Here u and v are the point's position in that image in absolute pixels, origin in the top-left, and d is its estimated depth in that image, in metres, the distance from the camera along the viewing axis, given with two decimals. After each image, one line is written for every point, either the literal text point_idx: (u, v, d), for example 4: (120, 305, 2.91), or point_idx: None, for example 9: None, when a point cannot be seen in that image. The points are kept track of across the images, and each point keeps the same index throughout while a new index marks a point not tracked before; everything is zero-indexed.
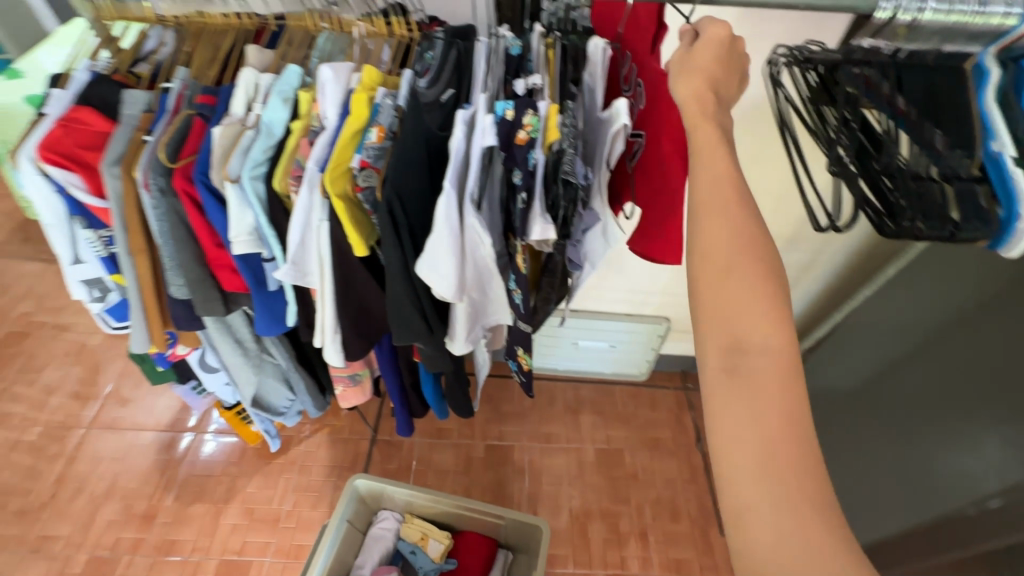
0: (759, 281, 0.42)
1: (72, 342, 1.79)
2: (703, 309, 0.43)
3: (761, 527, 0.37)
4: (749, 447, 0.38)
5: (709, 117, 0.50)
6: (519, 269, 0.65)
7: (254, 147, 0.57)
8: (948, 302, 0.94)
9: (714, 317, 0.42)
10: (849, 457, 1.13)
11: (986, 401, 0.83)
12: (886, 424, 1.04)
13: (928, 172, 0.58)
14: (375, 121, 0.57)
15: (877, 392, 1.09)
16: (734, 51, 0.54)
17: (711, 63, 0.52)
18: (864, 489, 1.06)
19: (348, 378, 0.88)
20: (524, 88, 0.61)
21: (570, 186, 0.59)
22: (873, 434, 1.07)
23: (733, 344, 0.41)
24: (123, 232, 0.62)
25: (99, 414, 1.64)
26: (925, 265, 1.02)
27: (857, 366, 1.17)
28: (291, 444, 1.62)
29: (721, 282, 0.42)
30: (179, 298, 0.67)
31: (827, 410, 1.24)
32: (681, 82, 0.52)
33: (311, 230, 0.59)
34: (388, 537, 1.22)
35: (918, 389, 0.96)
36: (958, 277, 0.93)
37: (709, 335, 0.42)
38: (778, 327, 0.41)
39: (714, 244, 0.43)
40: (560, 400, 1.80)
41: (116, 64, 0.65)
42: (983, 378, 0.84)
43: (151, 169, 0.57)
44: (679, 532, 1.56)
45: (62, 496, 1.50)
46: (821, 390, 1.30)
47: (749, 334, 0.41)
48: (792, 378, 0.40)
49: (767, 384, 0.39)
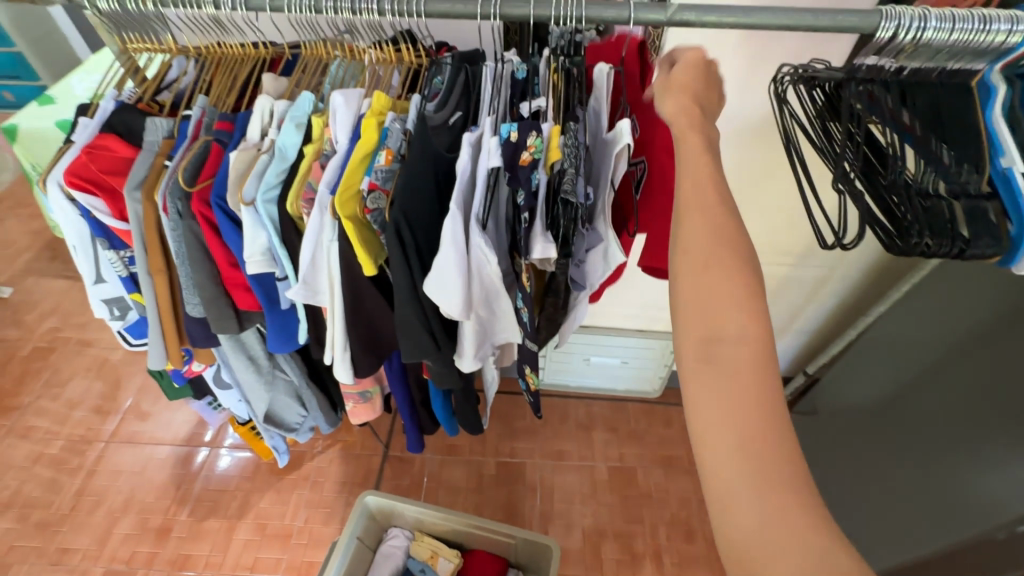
0: (734, 274, 0.43)
1: (95, 357, 1.84)
2: (681, 304, 0.44)
3: (743, 514, 0.37)
4: (727, 435, 0.39)
5: (696, 128, 0.52)
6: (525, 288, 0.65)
7: (268, 171, 0.59)
8: (972, 318, 0.92)
9: (693, 311, 0.43)
10: (868, 478, 1.10)
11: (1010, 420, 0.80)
12: (905, 443, 1.01)
13: (935, 189, 0.57)
14: (384, 145, 0.59)
15: (895, 411, 1.06)
16: (711, 73, 0.56)
17: (691, 82, 0.55)
18: (884, 511, 1.03)
19: (358, 396, 0.89)
20: (529, 110, 0.62)
21: (570, 206, 0.61)
22: (892, 454, 1.04)
23: (708, 335, 0.42)
24: (143, 253, 0.64)
25: (119, 428, 1.68)
26: (941, 279, 1.01)
27: (874, 383, 1.15)
28: (304, 459, 1.63)
29: (699, 277, 0.44)
30: (195, 317, 0.69)
31: (844, 428, 1.21)
32: (664, 100, 0.55)
33: (322, 249, 0.60)
34: (397, 554, 1.21)
35: (938, 408, 0.94)
36: (978, 293, 0.91)
37: (687, 327, 0.43)
38: (750, 314, 0.42)
39: (692, 244, 0.45)
40: (572, 417, 1.78)
41: (140, 93, 0.68)
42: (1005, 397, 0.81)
43: (171, 193, 0.60)
44: (694, 553, 1.53)
45: (81, 509, 1.53)
46: (838, 408, 1.27)
47: (725, 325, 0.42)
48: (767, 366, 0.41)
49: (743, 372, 0.40)
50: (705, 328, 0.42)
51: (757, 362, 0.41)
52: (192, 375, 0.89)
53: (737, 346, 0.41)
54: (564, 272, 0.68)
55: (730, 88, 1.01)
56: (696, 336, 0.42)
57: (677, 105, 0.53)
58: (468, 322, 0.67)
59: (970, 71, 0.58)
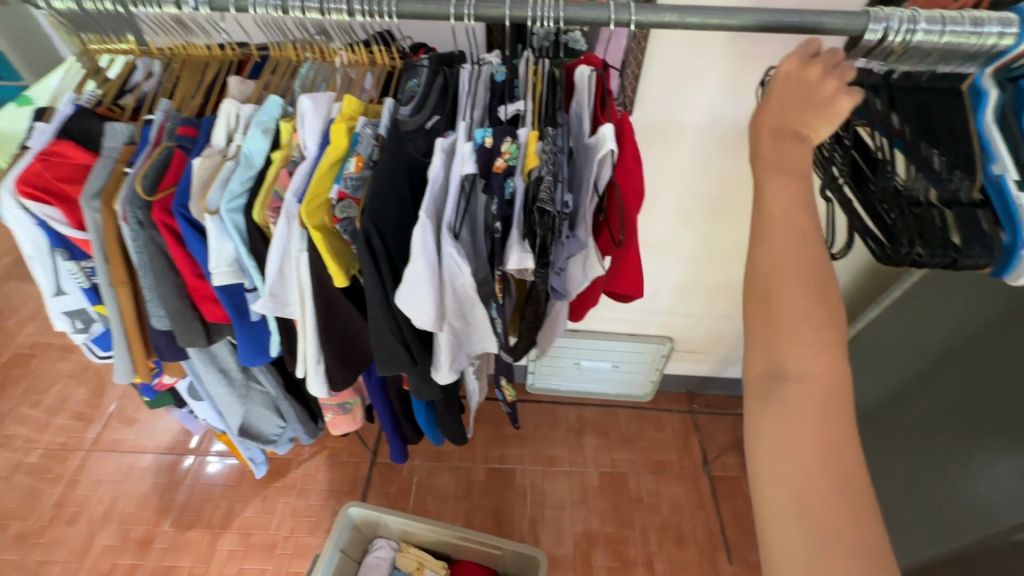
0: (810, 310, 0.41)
1: (78, 363, 1.80)
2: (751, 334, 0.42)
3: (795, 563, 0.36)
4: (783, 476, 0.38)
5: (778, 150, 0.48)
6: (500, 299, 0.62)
7: (232, 178, 0.57)
8: (952, 324, 0.90)
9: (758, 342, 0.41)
10: None
11: (998, 428, 0.79)
12: (896, 450, 1.00)
13: (927, 196, 0.56)
14: (353, 150, 0.56)
15: (885, 416, 1.05)
16: (808, 77, 0.51)
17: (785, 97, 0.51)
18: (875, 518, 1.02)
19: (337, 407, 0.87)
20: (508, 115, 0.60)
21: (547, 215, 0.58)
22: (883, 461, 1.03)
23: (772, 370, 0.40)
24: (103, 264, 0.61)
25: (101, 436, 1.64)
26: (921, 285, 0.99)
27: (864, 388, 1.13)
28: (290, 467, 1.60)
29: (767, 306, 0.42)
30: (160, 329, 0.66)
31: None
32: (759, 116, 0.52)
33: (290, 259, 0.58)
34: (382, 566, 1.19)
35: (929, 414, 0.92)
36: (958, 299, 0.89)
37: (751, 360, 0.42)
38: (824, 356, 0.39)
39: (764, 270, 0.43)
40: (563, 422, 1.76)
41: (100, 96, 0.65)
42: (994, 404, 0.80)
43: (130, 202, 0.57)
44: (686, 560, 1.51)
45: (60, 520, 1.49)
46: None
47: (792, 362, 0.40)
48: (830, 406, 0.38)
49: (805, 414, 0.38)
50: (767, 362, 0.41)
51: (821, 403, 0.38)
52: (164, 387, 0.86)
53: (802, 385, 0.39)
54: (544, 281, 0.65)
55: (716, 89, 0.99)
56: (757, 372, 0.41)
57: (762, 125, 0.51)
58: (443, 333, 0.64)
59: (960, 75, 0.57)
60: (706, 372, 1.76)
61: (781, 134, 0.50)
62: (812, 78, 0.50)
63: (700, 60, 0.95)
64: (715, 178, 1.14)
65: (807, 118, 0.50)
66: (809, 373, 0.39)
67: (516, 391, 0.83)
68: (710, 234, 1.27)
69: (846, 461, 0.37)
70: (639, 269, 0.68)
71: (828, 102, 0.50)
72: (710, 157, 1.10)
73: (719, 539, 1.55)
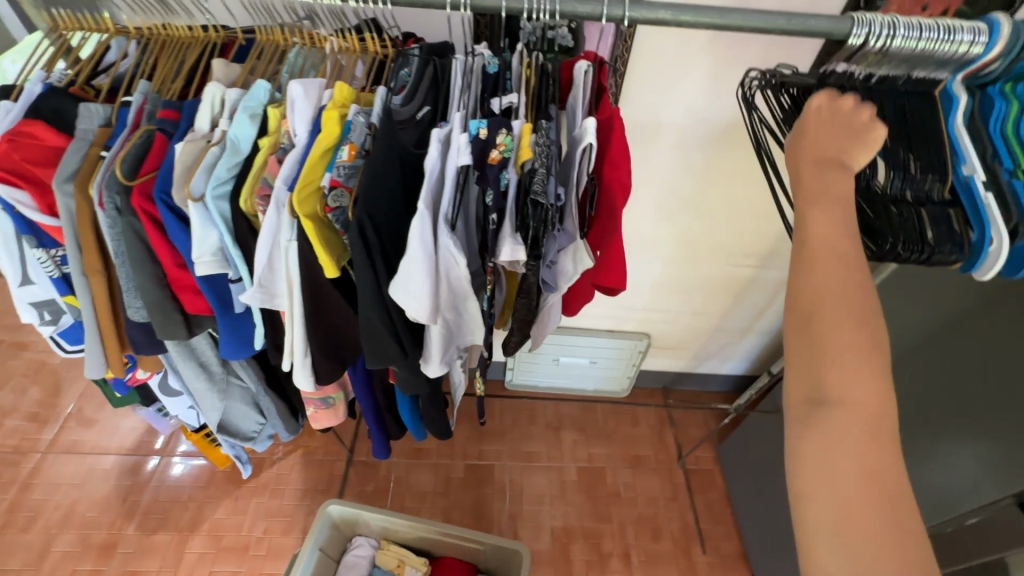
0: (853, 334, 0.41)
1: (31, 361, 1.71)
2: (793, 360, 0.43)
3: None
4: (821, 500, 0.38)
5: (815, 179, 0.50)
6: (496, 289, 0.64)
7: (218, 164, 0.55)
8: (914, 319, 0.95)
9: (800, 367, 0.42)
10: None
11: (959, 418, 0.84)
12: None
13: (904, 196, 0.59)
14: (346, 139, 0.55)
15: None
16: (844, 111, 0.54)
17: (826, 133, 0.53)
18: None
19: (319, 402, 0.85)
20: (500, 107, 0.61)
21: (540, 207, 0.58)
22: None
23: (813, 396, 0.40)
24: (76, 252, 0.58)
25: (58, 437, 1.56)
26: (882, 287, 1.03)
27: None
28: (263, 466, 1.56)
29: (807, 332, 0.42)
30: (137, 322, 0.64)
31: None
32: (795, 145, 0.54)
33: (280, 249, 0.56)
34: (362, 564, 1.17)
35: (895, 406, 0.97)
36: (924, 295, 0.93)
37: (793, 385, 0.42)
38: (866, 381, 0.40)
39: (803, 294, 0.43)
40: (541, 417, 1.77)
41: (72, 76, 0.62)
42: (956, 395, 0.85)
43: (107, 186, 0.54)
44: (662, 551, 1.54)
45: (14, 526, 1.41)
46: None
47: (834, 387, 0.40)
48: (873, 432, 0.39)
49: (846, 438, 0.39)
50: (810, 388, 0.41)
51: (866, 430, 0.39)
52: (136, 383, 0.83)
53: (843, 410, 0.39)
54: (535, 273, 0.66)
55: (698, 91, 1.01)
56: (799, 397, 0.41)
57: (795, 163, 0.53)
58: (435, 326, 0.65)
59: (933, 80, 0.60)
60: (681, 368, 1.80)
61: (824, 164, 0.51)
62: (847, 112, 0.53)
63: (683, 61, 0.97)
64: (696, 177, 1.17)
65: (847, 147, 0.52)
66: (853, 397, 0.39)
67: (485, 384, 0.83)
68: (688, 233, 1.30)
69: (887, 484, 0.38)
70: (626, 265, 0.67)
71: (867, 128, 0.52)
72: (691, 157, 1.13)
73: (694, 530, 1.58)
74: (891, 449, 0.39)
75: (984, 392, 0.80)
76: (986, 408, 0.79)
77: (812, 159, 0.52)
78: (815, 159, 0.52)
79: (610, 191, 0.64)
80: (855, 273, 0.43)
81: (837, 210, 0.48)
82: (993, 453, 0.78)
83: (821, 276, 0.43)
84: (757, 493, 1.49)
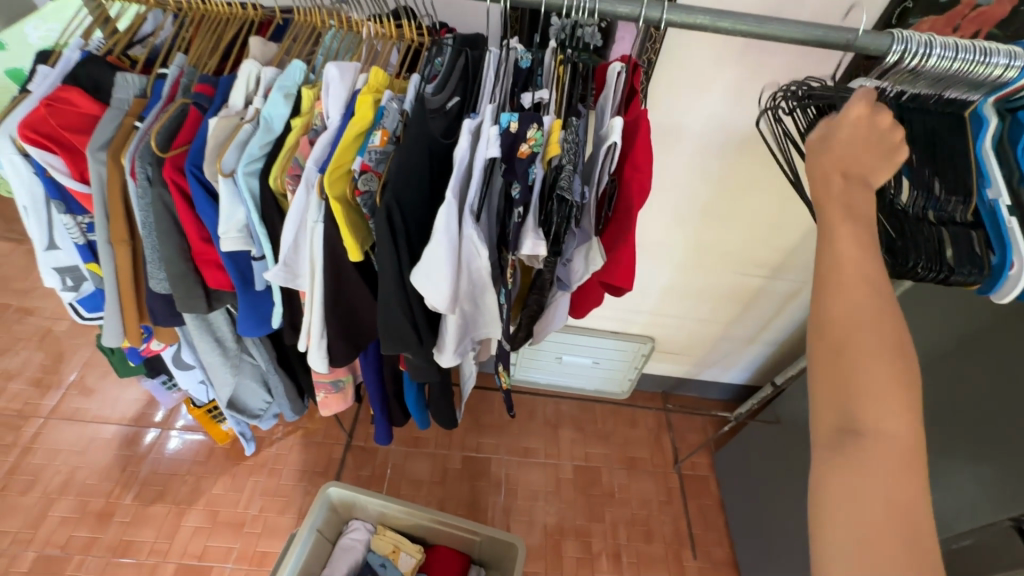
0: (886, 364, 0.41)
1: (37, 327, 1.72)
2: (821, 386, 0.43)
3: None
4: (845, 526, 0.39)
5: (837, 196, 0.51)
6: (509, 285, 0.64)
7: (251, 142, 0.55)
8: (925, 340, 0.95)
9: (830, 394, 0.42)
10: None
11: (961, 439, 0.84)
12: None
13: (926, 216, 0.59)
14: (379, 124, 0.55)
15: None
16: (878, 127, 0.53)
17: (851, 146, 0.53)
18: None
19: (330, 385, 0.85)
20: (531, 102, 0.60)
21: (565, 203, 0.59)
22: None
23: (844, 425, 0.41)
24: (104, 220, 0.59)
25: (61, 404, 1.57)
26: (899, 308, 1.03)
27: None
28: (262, 446, 1.57)
29: (837, 359, 0.42)
30: (158, 292, 0.64)
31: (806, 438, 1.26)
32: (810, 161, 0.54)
33: (305, 230, 0.57)
34: (358, 548, 1.18)
35: None
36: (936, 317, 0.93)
37: (823, 413, 0.42)
38: (899, 412, 0.40)
39: (834, 319, 0.43)
40: (540, 414, 1.79)
41: (110, 45, 0.63)
42: (961, 415, 0.85)
43: (140, 157, 0.55)
44: (653, 554, 1.55)
45: (13, 488, 1.43)
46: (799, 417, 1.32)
47: (867, 417, 0.40)
48: (903, 462, 0.39)
49: (877, 467, 0.39)
50: (839, 417, 0.41)
51: (897, 459, 0.39)
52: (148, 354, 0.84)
53: (876, 441, 0.39)
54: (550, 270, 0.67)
55: (720, 100, 1.02)
56: (830, 426, 0.42)
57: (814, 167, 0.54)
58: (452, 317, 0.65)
59: (964, 102, 0.60)
60: (682, 374, 1.81)
61: (852, 177, 0.52)
62: (882, 128, 0.52)
63: (708, 68, 0.98)
64: (711, 185, 1.17)
65: (868, 162, 0.53)
66: (885, 429, 0.40)
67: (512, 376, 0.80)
68: (700, 240, 1.31)
69: (913, 515, 0.38)
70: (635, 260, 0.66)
71: (893, 149, 0.53)
72: (707, 166, 1.14)
73: (686, 535, 1.59)
74: (920, 481, 0.39)
75: (990, 414, 0.80)
76: (991, 431, 0.80)
77: (841, 169, 0.52)
78: (843, 173, 0.52)
79: (628, 191, 0.64)
80: (887, 301, 0.44)
81: (859, 228, 0.48)
82: (995, 475, 0.78)
83: (854, 300, 0.43)
84: (751, 502, 1.50)
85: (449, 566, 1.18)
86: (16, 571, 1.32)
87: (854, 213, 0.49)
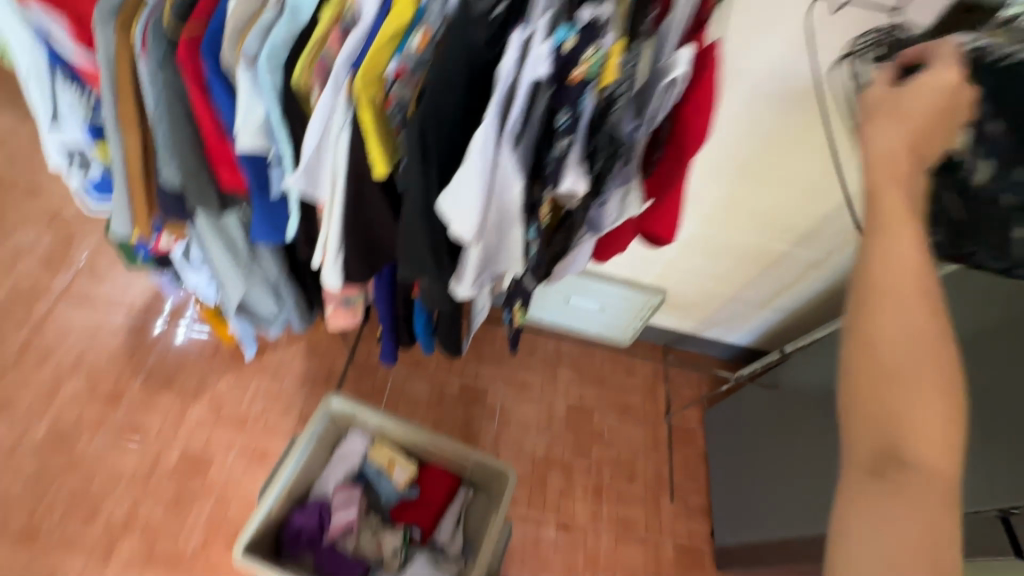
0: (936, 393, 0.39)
1: (46, 206, 1.69)
2: (863, 413, 0.41)
3: None
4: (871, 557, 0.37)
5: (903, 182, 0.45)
6: (540, 223, 0.63)
7: (275, 29, 0.49)
8: None
9: (872, 421, 0.40)
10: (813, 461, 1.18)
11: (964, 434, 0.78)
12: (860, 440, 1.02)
13: (999, 201, 0.54)
14: (420, 24, 0.49)
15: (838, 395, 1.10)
16: (956, 100, 0.48)
17: (926, 115, 0.47)
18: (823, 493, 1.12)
19: (340, 301, 0.84)
20: (591, 17, 0.49)
21: (613, 140, 0.56)
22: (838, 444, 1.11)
23: (885, 453, 0.39)
24: (111, 99, 0.55)
25: (71, 286, 1.58)
26: None
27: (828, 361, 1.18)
28: (267, 350, 1.60)
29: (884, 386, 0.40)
30: (168, 187, 0.61)
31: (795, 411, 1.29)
32: (880, 125, 0.48)
33: (330, 136, 0.53)
34: (355, 457, 1.22)
35: None
36: None
37: (863, 439, 0.40)
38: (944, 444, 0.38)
39: (883, 342, 0.40)
40: (541, 351, 1.80)
41: None
42: None
43: (154, 34, 0.50)
44: (632, 493, 1.63)
45: (26, 362, 1.47)
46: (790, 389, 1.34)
47: (911, 448, 0.38)
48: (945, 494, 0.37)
49: (918, 497, 0.37)
50: (882, 446, 0.39)
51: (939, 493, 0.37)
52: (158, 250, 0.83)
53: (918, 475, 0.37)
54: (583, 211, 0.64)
55: (784, 40, 0.93)
56: (870, 456, 0.39)
57: (888, 142, 0.46)
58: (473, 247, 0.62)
59: None
60: (687, 330, 1.81)
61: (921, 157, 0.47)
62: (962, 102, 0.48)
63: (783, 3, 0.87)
64: (759, 134, 1.09)
65: (937, 137, 0.48)
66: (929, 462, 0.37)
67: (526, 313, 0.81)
68: (737, 197, 1.24)
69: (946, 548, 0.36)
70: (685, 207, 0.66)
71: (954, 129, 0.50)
72: (758, 115, 1.05)
73: (666, 480, 1.66)
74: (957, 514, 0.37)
75: None
76: None
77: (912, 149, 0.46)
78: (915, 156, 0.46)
79: (683, 135, 0.59)
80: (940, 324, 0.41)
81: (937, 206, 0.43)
82: None
83: (907, 321, 0.40)
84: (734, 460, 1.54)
85: (439, 486, 1.24)
86: (31, 438, 1.39)
87: (916, 200, 0.44)
